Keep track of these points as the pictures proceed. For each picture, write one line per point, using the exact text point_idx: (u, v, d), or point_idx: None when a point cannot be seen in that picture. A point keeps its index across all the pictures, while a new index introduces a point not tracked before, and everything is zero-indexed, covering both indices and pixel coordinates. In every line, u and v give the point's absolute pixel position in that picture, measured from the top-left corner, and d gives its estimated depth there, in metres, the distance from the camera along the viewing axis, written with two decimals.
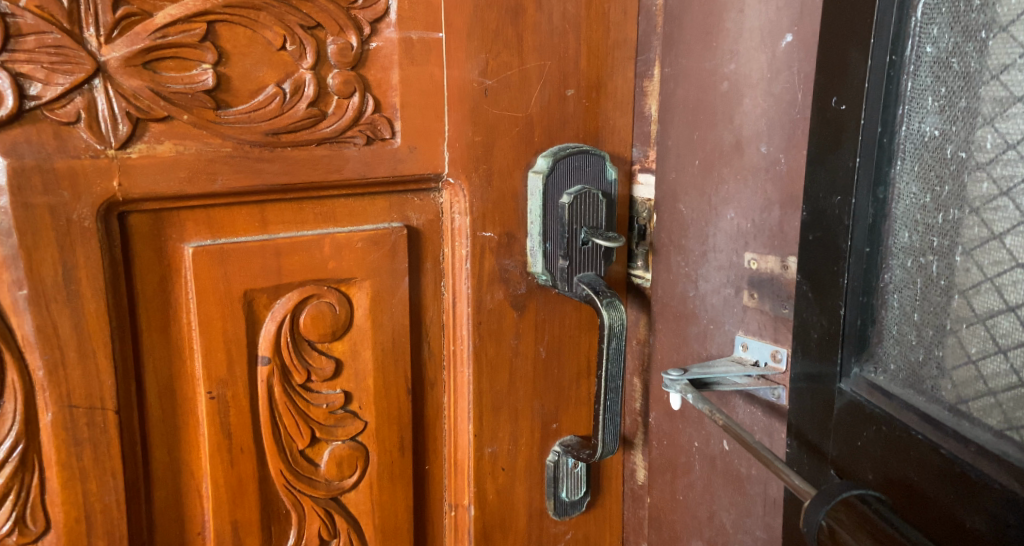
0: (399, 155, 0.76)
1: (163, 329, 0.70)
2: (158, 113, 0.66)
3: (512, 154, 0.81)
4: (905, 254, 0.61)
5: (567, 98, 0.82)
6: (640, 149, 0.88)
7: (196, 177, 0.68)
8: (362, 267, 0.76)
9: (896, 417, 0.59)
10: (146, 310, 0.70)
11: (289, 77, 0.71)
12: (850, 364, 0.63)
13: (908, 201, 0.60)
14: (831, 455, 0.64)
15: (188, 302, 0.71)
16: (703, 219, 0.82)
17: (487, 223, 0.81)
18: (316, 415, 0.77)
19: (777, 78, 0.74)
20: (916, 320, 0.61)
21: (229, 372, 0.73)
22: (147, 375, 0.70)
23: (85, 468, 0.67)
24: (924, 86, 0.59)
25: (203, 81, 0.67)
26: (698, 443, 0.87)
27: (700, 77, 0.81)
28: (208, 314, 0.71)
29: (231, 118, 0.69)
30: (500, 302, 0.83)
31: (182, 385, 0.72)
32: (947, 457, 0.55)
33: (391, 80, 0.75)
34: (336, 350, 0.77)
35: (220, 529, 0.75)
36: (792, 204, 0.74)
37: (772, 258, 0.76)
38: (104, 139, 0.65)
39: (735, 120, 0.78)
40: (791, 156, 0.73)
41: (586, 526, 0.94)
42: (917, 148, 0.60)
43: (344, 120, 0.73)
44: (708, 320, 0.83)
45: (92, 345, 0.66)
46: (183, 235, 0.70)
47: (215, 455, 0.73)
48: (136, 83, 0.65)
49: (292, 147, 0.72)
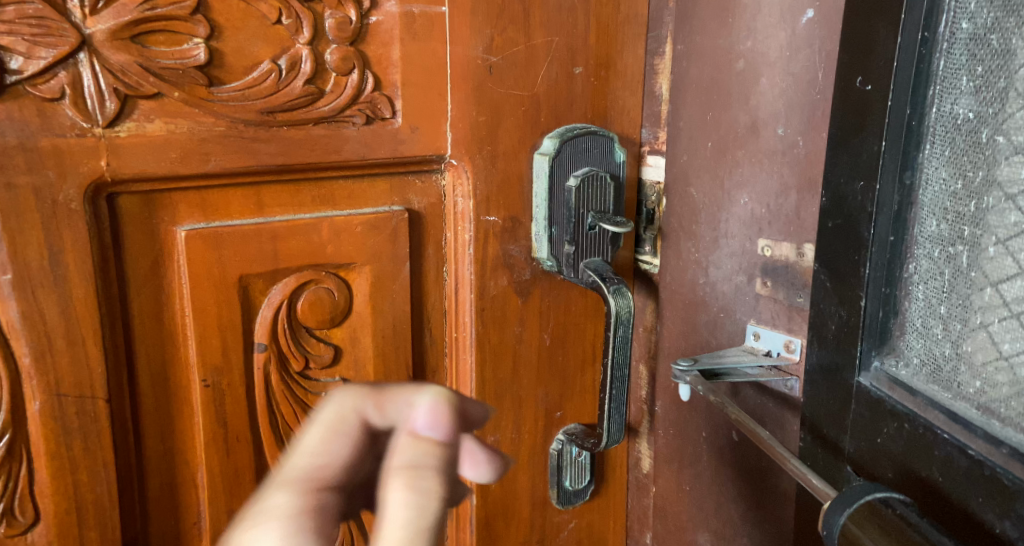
0: (400, 136, 0.73)
1: (344, 404, 0.49)
2: (148, 90, 0.63)
3: (517, 135, 0.78)
4: (932, 243, 0.58)
5: (575, 76, 0.79)
6: (649, 130, 0.85)
7: (188, 157, 0.65)
8: (362, 252, 0.74)
9: (919, 415, 0.56)
10: (437, 397, 0.49)
11: (285, 53, 0.68)
12: (870, 357, 0.61)
13: (936, 187, 0.58)
14: (848, 451, 0.62)
15: (415, 390, 0.49)
16: (715, 204, 0.79)
17: (492, 208, 0.78)
18: (315, 403, 0.75)
19: (797, 57, 0.71)
20: (942, 313, 0.59)
21: (439, 487, 0.45)
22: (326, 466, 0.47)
23: (75, 458, 0.65)
24: (959, 64, 0.56)
25: (195, 56, 0.64)
26: (706, 434, 0.85)
27: (715, 56, 0.77)
28: (424, 413, 0.48)
29: (225, 96, 0.66)
30: (505, 288, 0.80)
31: (314, 470, 0.47)
32: (975, 458, 0.53)
33: (392, 57, 0.72)
34: (335, 336, 0.75)
35: (216, 519, 0.72)
36: (809, 189, 0.71)
37: (787, 245, 0.74)
38: (90, 116, 0.62)
39: (751, 100, 0.74)
40: (810, 139, 0.70)
41: (589, 515, 0.92)
42: (949, 131, 0.56)
43: (342, 98, 0.70)
44: (718, 308, 0.80)
45: (80, 331, 0.64)
46: (176, 218, 0.67)
47: (210, 445, 0.71)
48: (124, 58, 0.62)
49: (288, 127, 0.68)
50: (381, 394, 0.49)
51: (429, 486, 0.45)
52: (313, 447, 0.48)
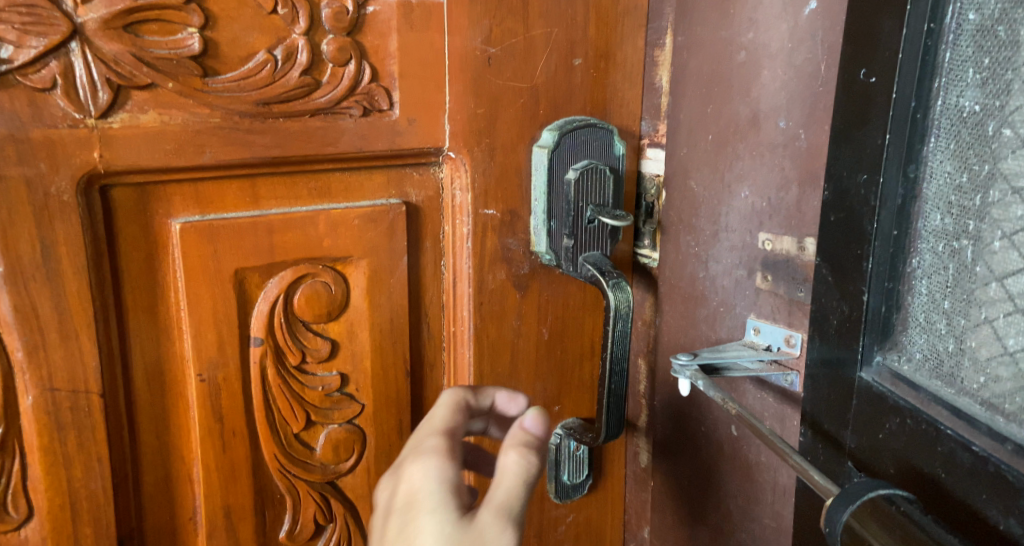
0: (398, 128, 0.72)
1: (457, 394, 0.66)
2: (141, 81, 0.62)
3: (516, 128, 0.77)
4: (936, 238, 0.58)
5: (574, 68, 0.78)
6: (649, 123, 0.84)
7: (183, 149, 0.64)
8: (359, 246, 0.73)
9: (922, 410, 0.56)
10: (536, 410, 0.62)
11: (281, 44, 0.67)
12: (872, 352, 0.60)
13: (940, 181, 0.57)
14: (849, 446, 0.62)
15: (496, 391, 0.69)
16: (715, 197, 0.78)
17: (490, 201, 0.77)
18: (312, 398, 0.74)
19: (799, 49, 0.70)
20: (945, 308, 0.58)
21: (540, 465, 0.60)
22: (448, 435, 0.61)
23: (69, 453, 0.64)
24: (965, 56, 0.55)
25: (189, 46, 0.63)
26: (705, 428, 0.84)
27: (716, 48, 0.76)
28: (503, 394, 0.69)
29: (220, 86, 0.65)
30: (503, 282, 0.80)
31: (441, 434, 0.61)
32: (979, 454, 0.52)
33: (389, 47, 0.71)
34: (332, 331, 0.74)
35: (212, 515, 0.72)
36: (811, 182, 0.70)
37: (787, 239, 0.73)
38: (83, 108, 0.61)
39: (753, 93, 0.74)
40: (811, 132, 0.69)
41: (587, 509, 0.92)
42: (954, 124, 0.56)
43: (339, 89, 0.69)
44: (718, 302, 0.80)
45: (74, 326, 0.63)
46: (170, 210, 0.66)
47: (206, 440, 0.70)
48: (116, 47, 0.61)
49: (284, 119, 0.68)
50: (476, 390, 0.67)
51: (534, 453, 0.60)
52: (439, 418, 0.63)
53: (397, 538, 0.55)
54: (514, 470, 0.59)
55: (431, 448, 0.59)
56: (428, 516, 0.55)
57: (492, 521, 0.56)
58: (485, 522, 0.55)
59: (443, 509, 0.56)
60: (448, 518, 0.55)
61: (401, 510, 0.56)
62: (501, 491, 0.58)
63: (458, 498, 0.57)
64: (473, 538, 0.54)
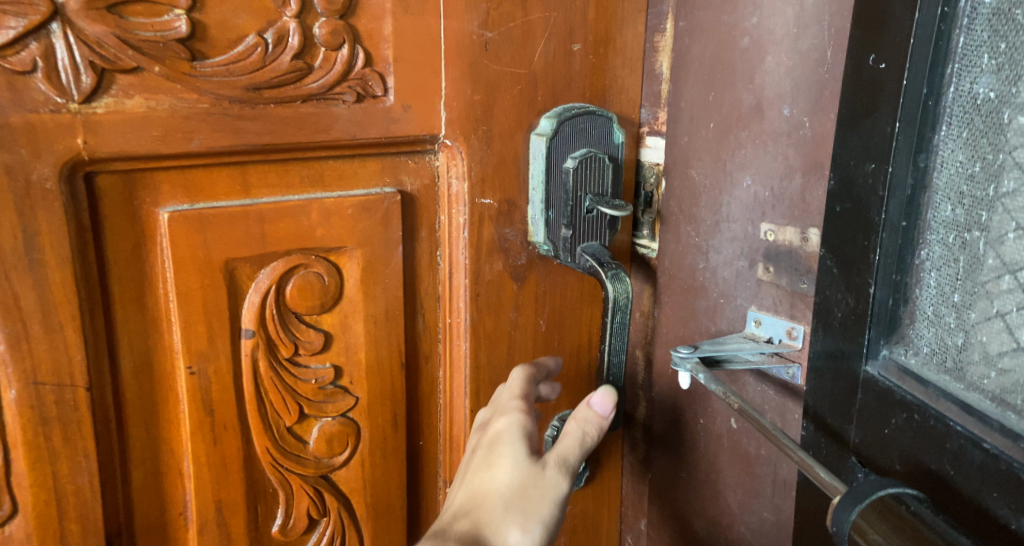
0: (392, 115, 0.70)
1: (528, 369, 0.74)
2: (126, 64, 0.60)
3: (513, 115, 0.75)
4: (946, 229, 0.56)
5: (573, 53, 0.76)
6: (649, 110, 0.83)
7: (170, 135, 0.62)
8: (352, 235, 0.71)
9: (931, 406, 0.54)
10: (606, 390, 0.70)
11: (272, 26, 0.65)
12: (878, 345, 0.59)
13: (952, 170, 0.55)
14: (853, 442, 0.60)
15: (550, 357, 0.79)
16: (717, 186, 0.77)
17: (487, 190, 0.75)
18: (305, 391, 0.72)
19: (804, 34, 0.68)
20: (955, 301, 0.57)
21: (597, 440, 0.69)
22: (527, 384, 0.72)
23: (55, 448, 0.62)
24: (980, 41, 0.53)
25: (176, 28, 0.61)
26: (704, 421, 0.83)
27: (719, 33, 0.75)
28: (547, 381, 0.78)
29: (208, 71, 0.63)
30: (500, 273, 0.78)
31: (521, 392, 0.71)
32: (990, 452, 0.51)
33: (383, 31, 0.69)
34: (325, 322, 0.72)
35: (203, 510, 0.70)
36: (815, 172, 0.68)
37: (790, 229, 0.71)
38: (65, 92, 0.59)
39: (756, 79, 0.72)
40: (817, 120, 0.68)
41: (583, 501, 0.91)
42: (967, 112, 0.54)
43: (331, 74, 0.67)
44: (719, 294, 0.78)
45: (58, 317, 0.61)
46: (158, 199, 0.65)
47: (197, 433, 0.69)
48: (100, 29, 0.59)
49: (275, 104, 0.66)
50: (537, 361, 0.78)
51: (592, 430, 0.68)
52: (516, 382, 0.72)
53: (481, 463, 0.66)
54: (575, 436, 0.67)
55: (515, 404, 0.69)
56: (509, 446, 0.65)
57: (556, 466, 0.65)
58: (550, 464, 0.65)
59: (521, 445, 0.65)
60: (524, 453, 0.65)
61: (487, 445, 0.67)
62: (563, 445, 0.67)
63: (534, 442, 0.67)
64: (539, 475, 0.64)
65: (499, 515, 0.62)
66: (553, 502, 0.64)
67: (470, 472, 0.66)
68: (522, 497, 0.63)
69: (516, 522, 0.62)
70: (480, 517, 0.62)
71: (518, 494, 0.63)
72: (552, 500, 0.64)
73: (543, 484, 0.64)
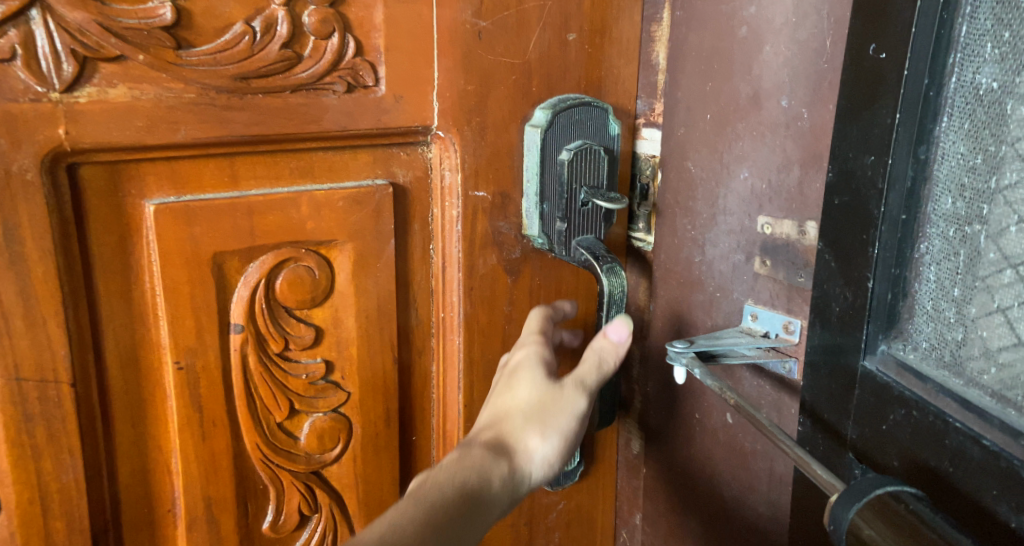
0: (384, 105, 0.69)
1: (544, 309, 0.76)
2: (109, 52, 0.59)
3: (508, 106, 0.74)
4: (946, 222, 0.55)
5: (569, 43, 0.75)
6: (645, 101, 0.81)
7: (156, 126, 0.61)
8: (343, 228, 0.70)
9: (930, 402, 0.54)
10: (622, 320, 0.71)
11: (260, 14, 0.63)
12: (876, 340, 0.58)
13: (952, 162, 0.55)
14: (850, 438, 0.59)
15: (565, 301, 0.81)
16: (713, 178, 0.76)
17: (481, 182, 0.74)
18: (295, 387, 0.71)
19: (803, 23, 0.67)
20: (955, 296, 0.56)
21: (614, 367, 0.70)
22: (546, 318, 0.74)
23: (38, 445, 0.61)
24: (983, 30, 0.52)
25: (161, 15, 0.60)
26: (699, 416, 0.82)
27: (717, 22, 0.73)
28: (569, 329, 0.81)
29: (193, 60, 0.61)
30: (494, 266, 0.77)
31: (539, 327, 0.73)
32: (990, 449, 0.50)
33: (374, 19, 0.68)
34: (316, 317, 0.71)
35: (191, 507, 0.69)
36: (814, 164, 0.67)
37: (788, 223, 0.70)
38: (45, 81, 0.58)
39: (754, 69, 0.71)
40: (815, 111, 0.67)
41: (578, 496, 0.90)
42: (969, 102, 0.53)
43: (321, 64, 0.66)
44: (715, 287, 0.77)
45: (41, 312, 0.60)
46: (144, 191, 0.63)
47: (185, 429, 0.68)
48: (81, 16, 0.58)
49: (264, 94, 0.64)
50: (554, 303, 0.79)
51: (609, 358, 0.69)
52: (533, 320, 0.74)
53: (501, 388, 0.67)
54: (592, 361, 0.69)
55: (532, 338, 0.71)
56: (528, 368, 0.67)
57: (574, 387, 0.67)
58: (569, 385, 0.67)
59: (540, 370, 0.67)
60: (543, 376, 0.67)
61: (506, 373, 0.69)
62: (581, 368, 0.68)
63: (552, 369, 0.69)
64: (557, 393, 0.66)
65: (520, 427, 0.64)
66: (570, 419, 0.66)
67: (491, 397, 0.68)
68: (542, 413, 0.65)
69: (538, 434, 0.64)
70: (502, 430, 0.64)
71: (537, 410, 0.65)
72: (570, 414, 0.66)
73: (562, 401, 0.66)
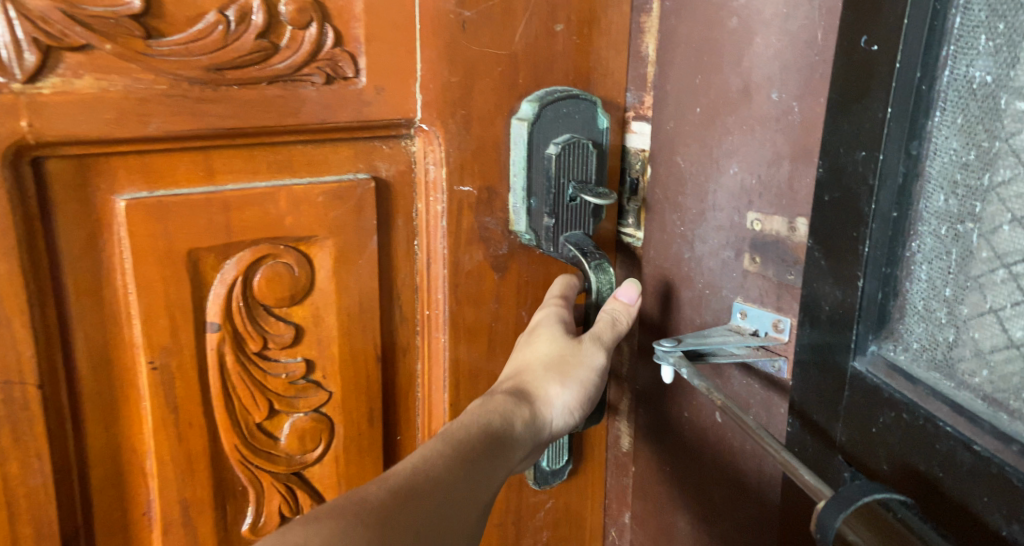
0: (365, 97, 0.67)
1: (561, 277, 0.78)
2: (74, 41, 0.57)
3: (494, 98, 0.72)
4: (938, 220, 0.54)
5: (555, 34, 0.73)
6: (634, 94, 0.79)
7: (125, 119, 0.59)
8: (323, 224, 0.68)
9: (920, 405, 0.52)
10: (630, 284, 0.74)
11: (234, 3, 0.61)
12: (866, 340, 0.56)
13: (945, 158, 0.53)
14: (840, 440, 0.58)
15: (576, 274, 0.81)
16: (702, 174, 0.74)
17: (465, 176, 0.73)
18: (275, 386, 0.70)
19: (794, 14, 0.65)
20: (947, 296, 0.54)
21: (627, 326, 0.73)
22: (569, 284, 0.77)
23: (4, 448, 0.60)
24: (977, 22, 0.51)
25: (129, 3, 0.58)
26: (688, 414, 0.80)
27: (706, 13, 0.72)
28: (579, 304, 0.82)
29: (165, 50, 0.60)
30: (480, 263, 0.75)
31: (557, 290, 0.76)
32: (981, 454, 0.48)
33: (354, 9, 0.66)
34: (296, 315, 0.70)
35: (167, 509, 0.67)
36: (805, 158, 0.66)
37: (778, 219, 0.69)
38: (7, 71, 0.56)
39: (744, 62, 0.69)
40: (806, 104, 0.65)
41: (566, 495, 0.88)
42: (962, 97, 0.52)
43: (299, 54, 0.64)
44: (704, 284, 0.76)
45: (4, 310, 0.58)
46: (114, 185, 0.62)
47: (159, 430, 0.66)
48: (44, 4, 0.56)
49: (239, 86, 0.63)
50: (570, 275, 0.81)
51: (622, 317, 0.72)
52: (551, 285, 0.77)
53: (522, 344, 0.72)
54: (607, 319, 0.72)
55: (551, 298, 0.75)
56: (547, 325, 0.72)
57: (591, 343, 0.71)
58: (586, 342, 0.71)
59: (558, 326, 0.71)
60: (562, 332, 0.71)
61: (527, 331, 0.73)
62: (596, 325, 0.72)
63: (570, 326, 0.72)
64: (574, 348, 0.70)
65: (540, 377, 0.69)
66: (588, 372, 0.70)
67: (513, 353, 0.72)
68: (561, 365, 0.69)
69: (557, 384, 0.69)
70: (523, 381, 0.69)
71: (557, 362, 0.69)
72: (588, 367, 0.70)
73: (580, 355, 0.70)
